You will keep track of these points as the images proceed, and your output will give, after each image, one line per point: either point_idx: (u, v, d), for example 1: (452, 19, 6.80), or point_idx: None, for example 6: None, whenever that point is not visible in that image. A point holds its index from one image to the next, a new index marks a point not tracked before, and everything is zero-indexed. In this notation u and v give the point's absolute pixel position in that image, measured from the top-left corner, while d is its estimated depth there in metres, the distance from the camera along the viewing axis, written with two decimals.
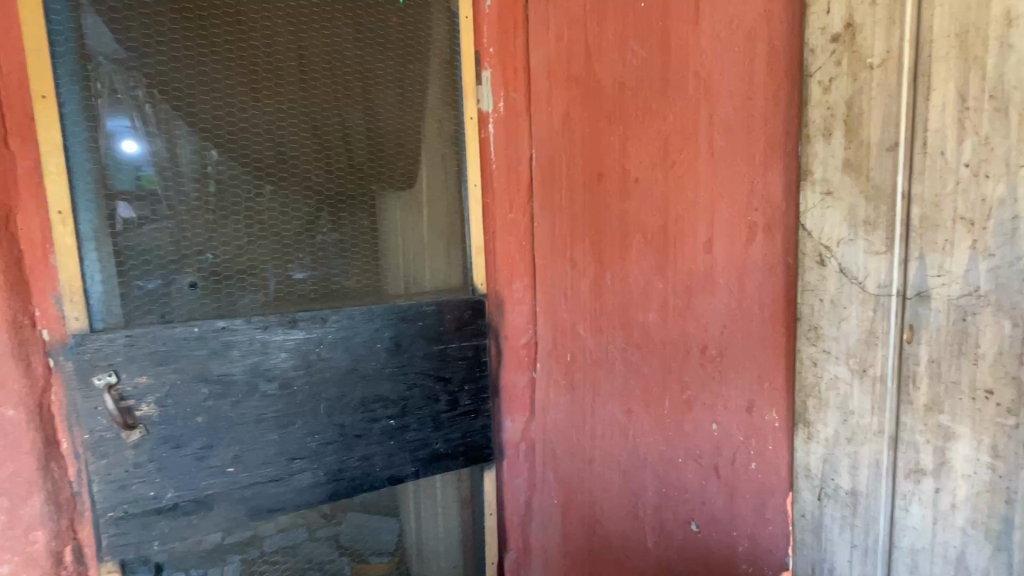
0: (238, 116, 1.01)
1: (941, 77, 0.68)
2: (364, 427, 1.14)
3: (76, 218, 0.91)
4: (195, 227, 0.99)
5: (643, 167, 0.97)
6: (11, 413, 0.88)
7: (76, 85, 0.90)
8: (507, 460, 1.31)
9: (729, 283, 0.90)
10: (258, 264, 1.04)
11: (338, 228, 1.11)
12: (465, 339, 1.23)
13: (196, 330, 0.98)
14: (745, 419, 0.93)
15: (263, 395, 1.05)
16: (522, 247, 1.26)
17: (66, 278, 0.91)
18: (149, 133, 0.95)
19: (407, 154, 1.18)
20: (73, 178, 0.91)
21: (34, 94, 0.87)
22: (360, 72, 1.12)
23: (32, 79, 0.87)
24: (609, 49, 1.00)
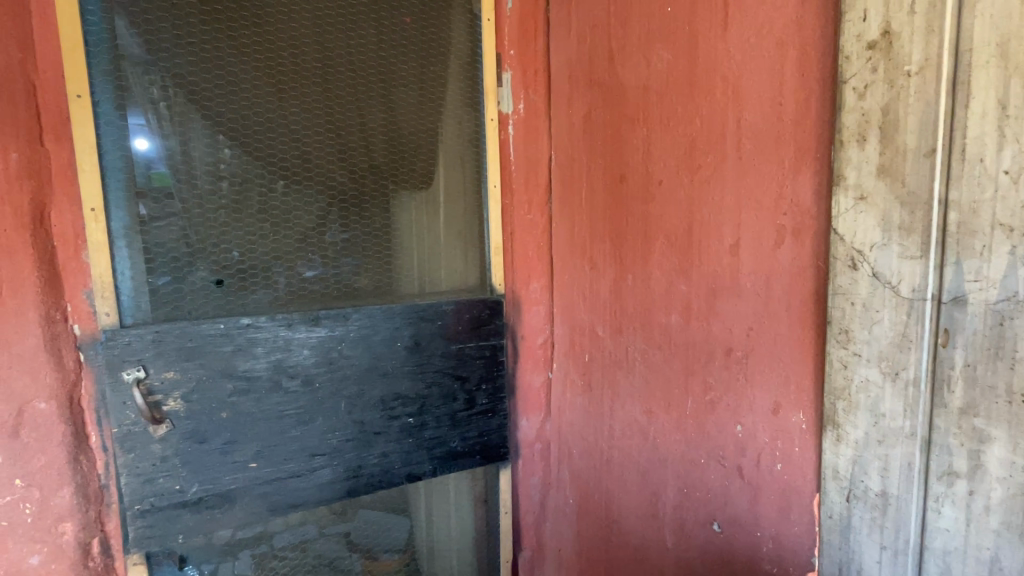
0: (263, 116, 1.02)
1: (983, 64, 0.50)
2: (383, 424, 1.16)
3: (108, 216, 0.93)
4: (221, 225, 1.01)
5: (667, 169, 0.87)
6: (43, 406, 0.90)
7: (110, 85, 0.91)
8: (522, 459, 1.33)
9: (755, 286, 0.73)
10: (274, 261, 1.05)
11: (357, 228, 1.12)
12: (482, 338, 1.25)
13: (222, 326, 1.00)
14: (771, 422, 0.72)
15: (285, 392, 1.06)
16: (540, 248, 1.28)
17: (97, 275, 0.92)
18: (162, 130, 0.96)
19: (426, 155, 1.19)
20: (106, 176, 0.92)
21: (69, 93, 0.89)
22: (382, 74, 1.13)
23: (68, 79, 0.88)
24: (634, 50, 0.94)
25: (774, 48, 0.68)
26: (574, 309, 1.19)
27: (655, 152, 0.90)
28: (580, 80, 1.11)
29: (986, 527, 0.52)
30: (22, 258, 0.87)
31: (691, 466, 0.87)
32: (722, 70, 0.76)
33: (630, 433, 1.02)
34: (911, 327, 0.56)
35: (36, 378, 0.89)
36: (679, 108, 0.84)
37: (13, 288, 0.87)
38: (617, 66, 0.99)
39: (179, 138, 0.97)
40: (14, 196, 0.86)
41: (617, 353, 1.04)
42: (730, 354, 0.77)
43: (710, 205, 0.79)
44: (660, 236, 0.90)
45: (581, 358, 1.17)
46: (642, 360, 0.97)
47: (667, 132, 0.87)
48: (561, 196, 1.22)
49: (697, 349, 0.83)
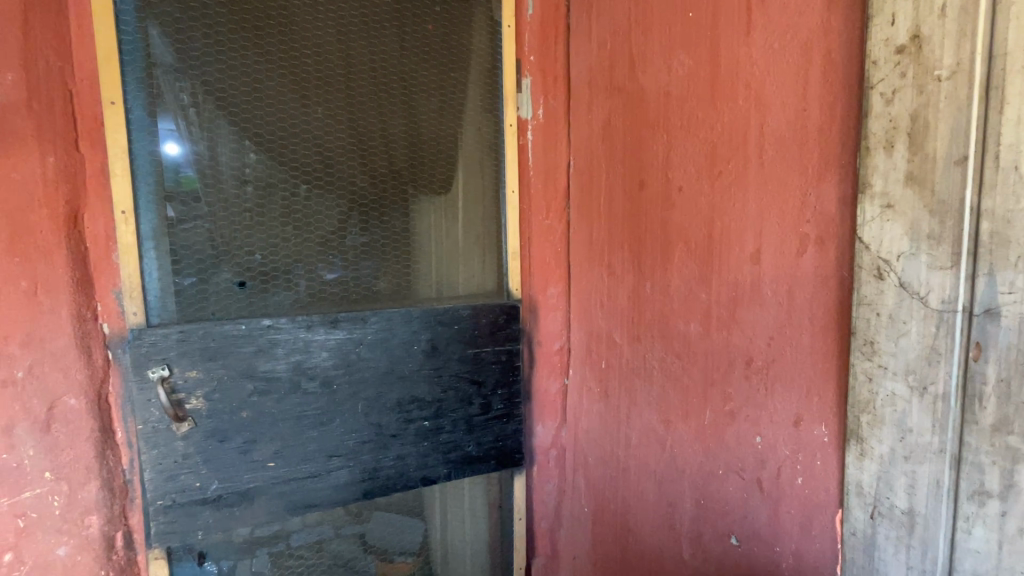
0: (287, 122, 1.04)
1: (1020, 67, 0.48)
2: (399, 427, 1.16)
3: (137, 218, 0.95)
4: (245, 228, 1.03)
5: (688, 175, 0.87)
6: (73, 402, 0.93)
7: (142, 92, 0.95)
8: (537, 466, 1.32)
9: (777, 295, 0.71)
10: (293, 263, 1.07)
11: (377, 232, 1.13)
12: (499, 343, 1.24)
13: (244, 327, 1.02)
14: (792, 434, 0.71)
15: (304, 393, 1.07)
16: (557, 253, 1.28)
17: (126, 275, 0.95)
18: (193, 134, 0.98)
19: (445, 159, 1.20)
20: (136, 180, 0.95)
21: (103, 100, 0.92)
22: (402, 80, 1.14)
23: (103, 86, 0.92)
24: (655, 56, 0.94)
25: (799, 53, 0.67)
26: (591, 315, 1.19)
27: (675, 159, 0.89)
28: (600, 85, 1.11)
29: (1020, 551, 0.50)
30: (56, 258, 0.90)
31: (709, 477, 0.85)
32: (744, 76, 0.75)
33: (647, 442, 1.01)
34: (940, 340, 0.54)
35: (66, 375, 0.92)
36: (700, 114, 0.83)
37: (48, 287, 0.90)
38: (638, 72, 0.98)
39: (207, 143, 0.99)
40: (51, 199, 0.89)
41: (635, 361, 1.03)
42: (750, 364, 0.76)
43: (731, 212, 0.78)
44: (680, 242, 0.89)
45: (598, 365, 1.16)
46: (659, 368, 0.96)
47: (687, 138, 0.86)
48: (580, 202, 1.22)
49: (717, 359, 0.82)
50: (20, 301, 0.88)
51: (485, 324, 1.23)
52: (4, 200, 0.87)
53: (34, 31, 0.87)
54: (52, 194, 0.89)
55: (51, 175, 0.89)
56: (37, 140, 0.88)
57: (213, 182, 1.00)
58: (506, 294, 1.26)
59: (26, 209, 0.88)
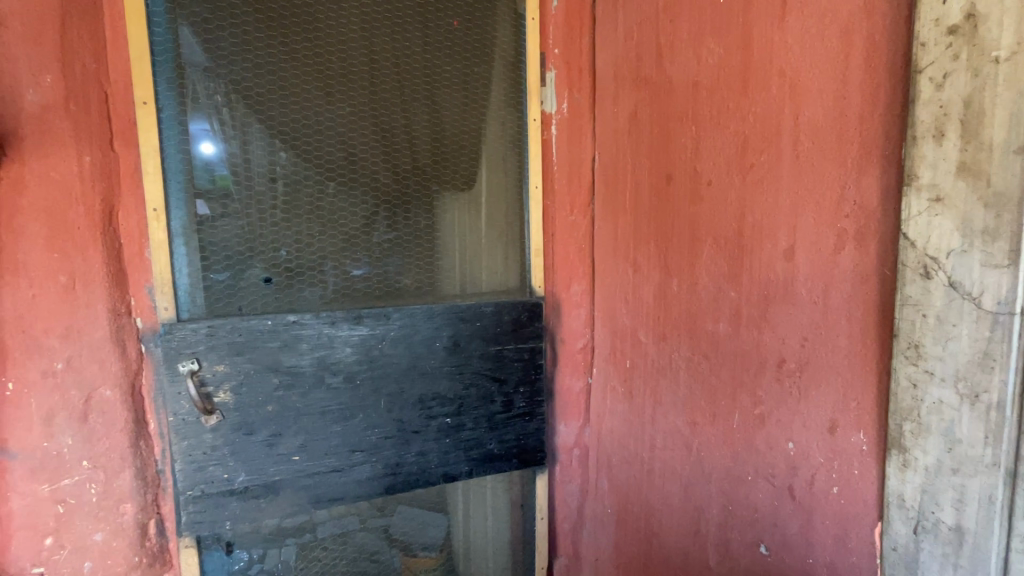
0: (313, 119, 1.05)
1: None
2: (421, 423, 1.16)
3: (168, 215, 0.98)
4: (272, 224, 1.04)
5: (717, 168, 0.83)
6: (108, 393, 0.96)
7: (173, 91, 0.97)
8: (559, 465, 1.31)
9: (812, 294, 0.68)
10: (320, 260, 1.08)
11: (401, 228, 1.13)
12: (521, 341, 1.23)
13: (270, 323, 1.04)
14: (826, 441, 0.67)
15: (328, 388, 1.09)
16: (582, 250, 1.25)
17: (158, 271, 0.98)
18: (227, 135, 1.00)
19: (468, 155, 1.19)
20: (167, 177, 0.97)
21: (136, 100, 0.94)
22: (426, 76, 1.14)
23: (136, 86, 0.94)
24: (683, 45, 0.90)
25: (838, 37, 0.63)
26: (615, 313, 1.16)
27: (704, 152, 0.86)
28: (626, 77, 1.08)
29: None
30: (92, 254, 0.93)
31: (738, 483, 0.82)
32: (778, 63, 0.71)
33: (673, 444, 0.98)
34: (995, 345, 0.50)
35: (102, 367, 0.95)
36: (730, 105, 0.80)
37: (85, 282, 0.93)
38: (665, 63, 0.95)
39: (240, 142, 1.01)
40: (87, 197, 0.93)
41: (660, 361, 1.00)
42: (781, 366, 0.73)
43: (763, 207, 0.74)
44: (708, 239, 0.86)
45: (623, 365, 1.13)
46: (686, 368, 0.93)
47: (717, 130, 0.83)
48: (605, 197, 1.19)
49: (748, 361, 0.79)
50: (59, 295, 0.92)
51: (507, 321, 1.22)
52: (44, 198, 0.90)
53: (71, 35, 0.90)
54: (89, 192, 0.92)
55: (88, 173, 0.92)
56: (75, 140, 0.91)
57: (240, 178, 1.02)
58: (529, 291, 1.24)
59: (64, 207, 0.91)
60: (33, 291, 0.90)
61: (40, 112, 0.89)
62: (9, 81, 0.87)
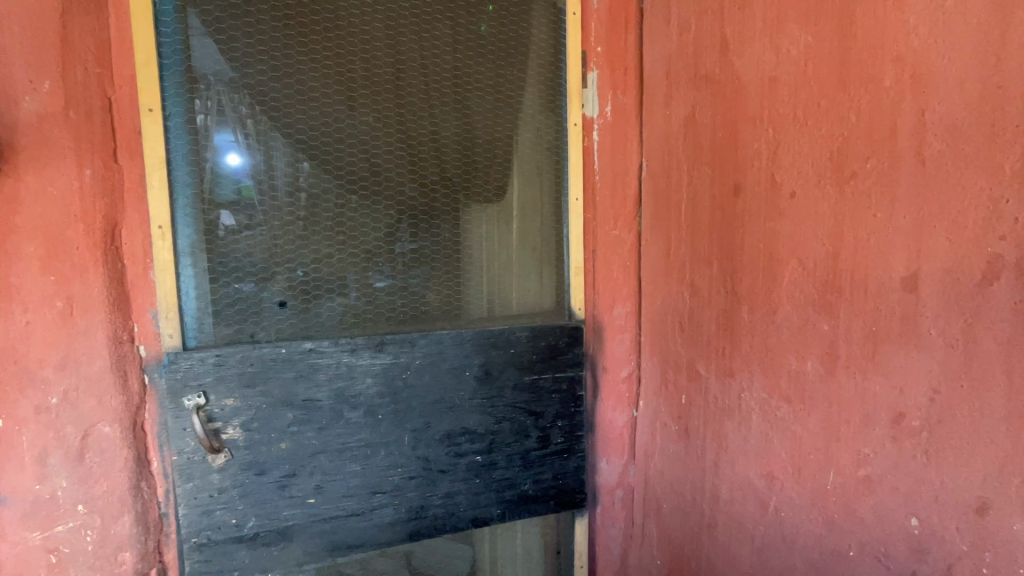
0: (333, 125, 0.95)
1: None
2: (449, 462, 1.05)
3: (174, 233, 0.89)
4: (288, 241, 0.94)
5: (803, 178, 0.70)
6: (107, 430, 0.87)
7: (182, 97, 0.88)
8: (601, 507, 1.17)
9: (947, 336, 0.54)
10: (339, 280, 0.97)
11: (428, 244, 1.03)
12: (559, 370, 1.11)
13: (284, 351, 0.94)
14: (970, 524, 0.53)
15: (346, 423, 0.98)
16: (627, 269, 1.13)
17: (163, 295, 0.89)
18: (251, 146, 0.92)
19: (501, 164, 1.08)
20: (174, 192, 0.89)
21: (142, 107, 0.86)
22: (456, 78, 1.03)
23: (142, 92, 0.86)
24: (757, 34, 0.78)
25: (985, 13, 0.50)
26: (668, 341, 1.03)
27: (784, 159, 0.73)
28: (682, 76, 0.95)
29: None
30: (92, 277, 0.85)
31: (833, 557, 0.68)
32: (894, 48, 0.58)
33: (743, 499, 0.84)
34: None
35: (100, 402, 0.86)
36: (822, 103, 0.67)
37: (84, 308, 0.84)
38: (732, 57, 0.82)
39: (262, 154, 0.92)
40: (87, 214, 0.84)
41: (726, 400, 0.87)
42: (898, 423, 0.59)
43: (870, 225, 0.61)
44: (792, 261, 0.73)
45: (677, 400, 1.00)
46: (759, 412, 0.80)
47: (804, 132, 0.70)
48: (654, 210, 1.06)
49: (849, 411, 0.65)
50: (55, 322, 0.83)
51: (544, 348, 1.10)
52: (41, 215, 0.81)
53: (73, 36, 0.82)
54: (89, 209, 0.84)
55: (88, 188, 0.84)
56: (74, 152, 0.83)
57: (253, 191, 0.92)
58: (567, 314, 1.12)
59: (62, 225, 0.82)
60: (26, 317, 0.81)
61: (37, 121, 0.81)
62: (4, 87, 0.78)
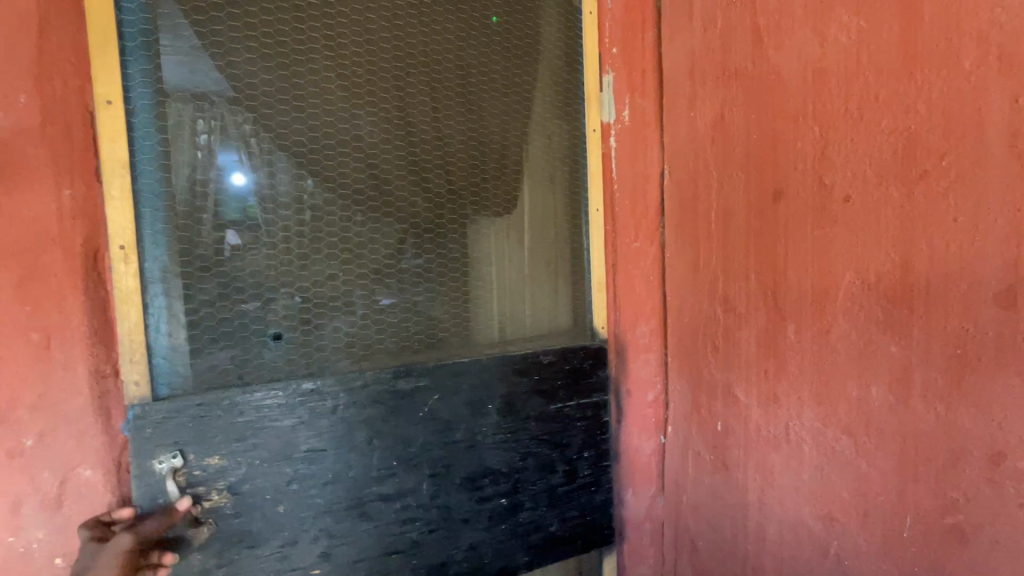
0: (335, 135, 0.87)
1: None
2: (472, 509, 0.96)
3: (142, 255, 0.78)
4: (285, 271, 0.84)
5: (861, 179, 0.62)
6: (88, 473, 0.79)
7: (155, 113, 0.78)
8: (628, 543, 1.08)
9: None
10: (342, 303, 0.88)
11: (442, 260, 0.95)
12: (584, 397, 1.03)
13: (280, 396, 0.84)
14: None
15: (355, 477, 0.88)
16: (650, 283, 1.04)
17: (128, 330, 0.77)
18: (255, 164, 0.83)
19: (512, 173, 1.01)
20: (142, 224, 0.78)
21: (99, 99, 0.75)
22: (463, 79, 0.96)
23: (97, 81, 0.74)
24: (798, 23, 0.70)
25: None
26: (699, 361, 0.94)
27: (835, 158, 0.65)
28: (708, 74, 0.88)
29: None
30: (71, 306, 0.77)
31: None
32: (975, 27, 0.51)
33: (796, 543, 0.75)
34: None
35: (81, 442, 0.78)
36: (883, 94, 0.60)
37: (62, 339, 0.77)
38: (767, 51, 0.75)
39: (265, 170, 0.83)
40: (66, 237, 0.77)
41: (772, 429, 0.78)
42: (997, 465, 0.52)
43: (950, 232, 0.54)
44: (848, 273, 0.64)
45: (712, 427, 0.91)
46: (814, 445, 0.71)
47: (861, 128, 0.62)
48: (679, 220, 0.98)
49: (932, 449, 0.57)
50: (31, 356, 0.76)
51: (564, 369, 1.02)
52: (16, 239, 0.74)
53: (51, 45, 0.76)
54: (69, 232, 0.77)
55: (67, 209, 0.77)
56: (52, 169, 0.76)
57: (242, 218, 0.82)
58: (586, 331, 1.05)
59: (39, 249, 0.76)
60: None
61: (13, 138, 0.74)
62: None
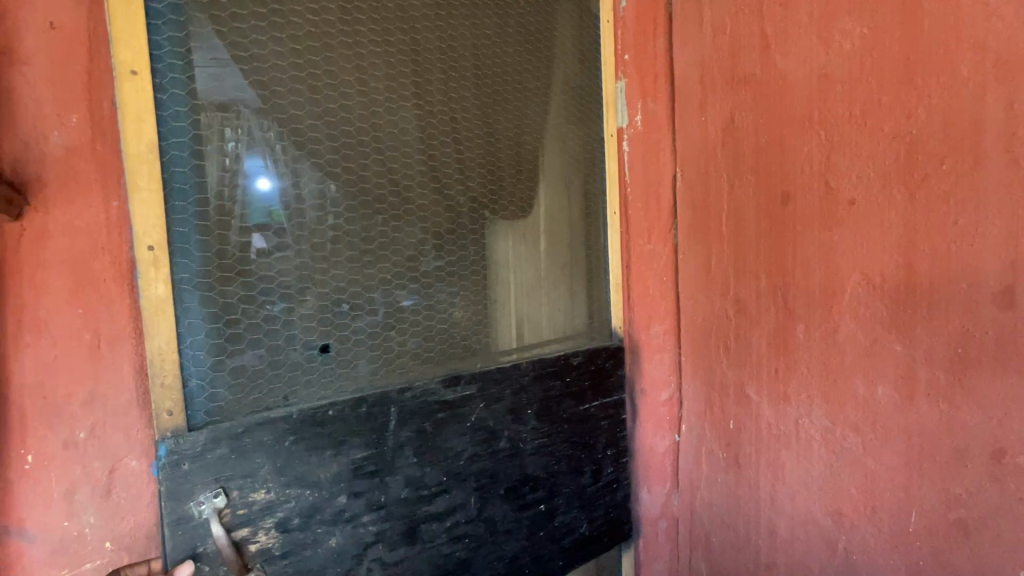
0: (371, 141, 0.83)
1: None
2: (513, 520, 0.97)
3: (171, 261, 0.71)
4: (325, 293, 0.80)
5: (866, 183, 0.65)
6: (134, 463, 0.85)
7: (187, 129, 0.71)
8: (644, 539, 1.10)
9: None
10: (362, 314, 0.83)
11: (462, 263, 0.92)
12: (607, 396, 1.06)
13: (326, 423, 0.79)
14: None
15: (406, 502, 0.86)
16: (664, 284, 1.06)
17: (158, 344, 0.69)
18: (281, 167, 0.76)
19: (526, 175, 1.00)
20: (175, 243, 0.71)
21: (122, 69, 0.67)
22: (477, 77, 0.94)
23: (121, 49, 0.67)
24: (803, 30, 0.72)
25: None
26: (713, 361, 0.95)
27: (841, 162, 0.68)
28: (717, 80, 0.90)
29: None
30: (118, 309, 0.84)
31: None
32: (973, 34, 0.54)
33: (807, 537, 0.77)
34: None
35: (128, 435, 0.85)
36: (886, 99, 0.63)
37: (111, 339, 0.83)
38: (774, 57, 0.77)
39: (291, 177, 0.77)
40: (114, 245, 0.84)
41: (782, 427, 0.80)
42: (1000, 460, 0.55)
43: (951, 233, 0.57)
44: (854, 274, 0.67)
45: (725, 424, 0.93)
46: (823, 442, 0.73)
47: (865, 133, 0.65)
48: (692, 222, 1.00)
49: (936, 445, 0.60)
50: (83, 355, 0.82)
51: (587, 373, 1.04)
52: (69, 248, 0.81)
53: (99, 70, 0.82)
54: (116, 240, 0.84)
55: (115, 220, 0.83)
56: (101, 183, 0.83)
57: (282, 241, 0.77)
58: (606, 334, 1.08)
59: (89, 257, 0.82)
60: (54, 351, 0.80)
61: (65, 154, 0.80)
62: (33, 123, 0.79)
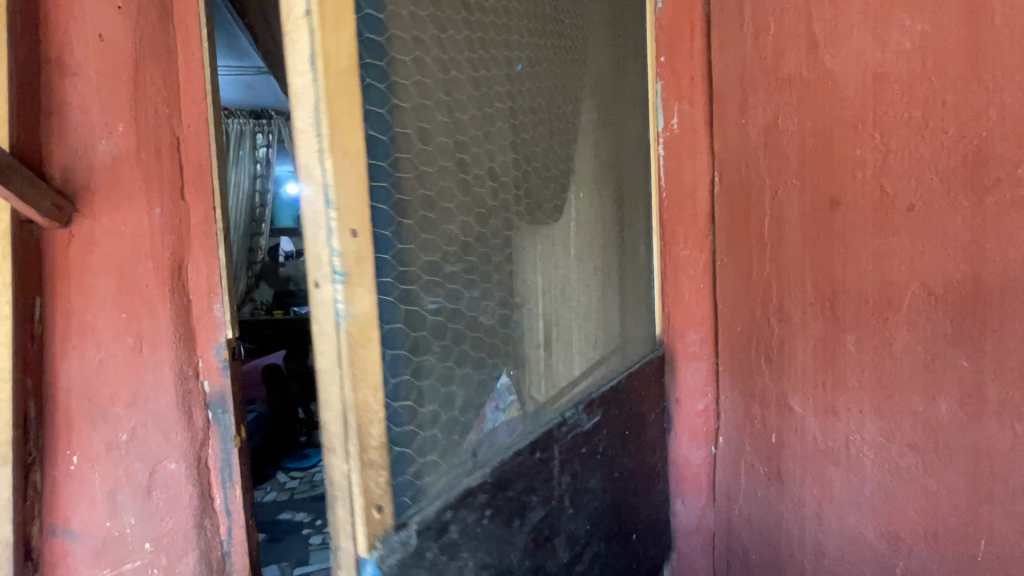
0: (443, 100, 0.54)
1: None
2: (623, 562, 0.88)
3: (372, 246, 0.45)
4: (494, 318, 0.62)
5: (930, 188, 0.63)
6: (173, 466, 0.86)
7: (382, 71, 0.47)
8: (677, 555, 1.04)
9: None
10: (455, 362, 0.56)
11: (498, 281, 0.63)
12: (659, 413, 0.99)
13: (512, 484, 0.64)
14: None
15: (567, 567, 0.74)
16: (699, 290, 0.99)
17: (367, 379, 0.45)
18: (393, 109, 0.48)
19: (562, 171, 0.77)
20: (376, 231, 0.46)
21: None
22: (541, 37, 0.70)
23: None
24: (856, 29, 0.70)
25: None
26: (753, 371, 0.92)
27: (897, 166, 0.66)
28: (760, 81, 0.86)
29: None
30: (160, 313, 0.85)
31: None
32: None
33: (856, 557, 0.76)
34: None
35: (167, 438, 0.86)
36: (950, 100, 0.61)
37: (152, 343, 0.85)
38: (823, 57, 0.74)
39: (388, 134, 0.47)
40: (155, 251, 0.85)
41: (829, 443, 0.77)
42: None
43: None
44: (913, 283, 0.66)
45: (766, 437, 0.89)
46: (877, 461, 0.72)
47: (926, 136, 0.64)
48: (730, 228, 0.95)
49: (1010, 470, 0.59)
50: (126, 359, 0.84)
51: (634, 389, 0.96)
52: (114, 254, 0.83)
53: (144, 80, 0.84)
54: (157, 246, 0.85)
55: (158, 226, 0.85)
56: (144, 191, 0.84)
57: (443, 263, 0.54)
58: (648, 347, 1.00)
59: (132, 262, 0.84)
60: (100, 354, 0.82)
61: (111, 162, 0.83)
62: (82, 133, 0.81)
